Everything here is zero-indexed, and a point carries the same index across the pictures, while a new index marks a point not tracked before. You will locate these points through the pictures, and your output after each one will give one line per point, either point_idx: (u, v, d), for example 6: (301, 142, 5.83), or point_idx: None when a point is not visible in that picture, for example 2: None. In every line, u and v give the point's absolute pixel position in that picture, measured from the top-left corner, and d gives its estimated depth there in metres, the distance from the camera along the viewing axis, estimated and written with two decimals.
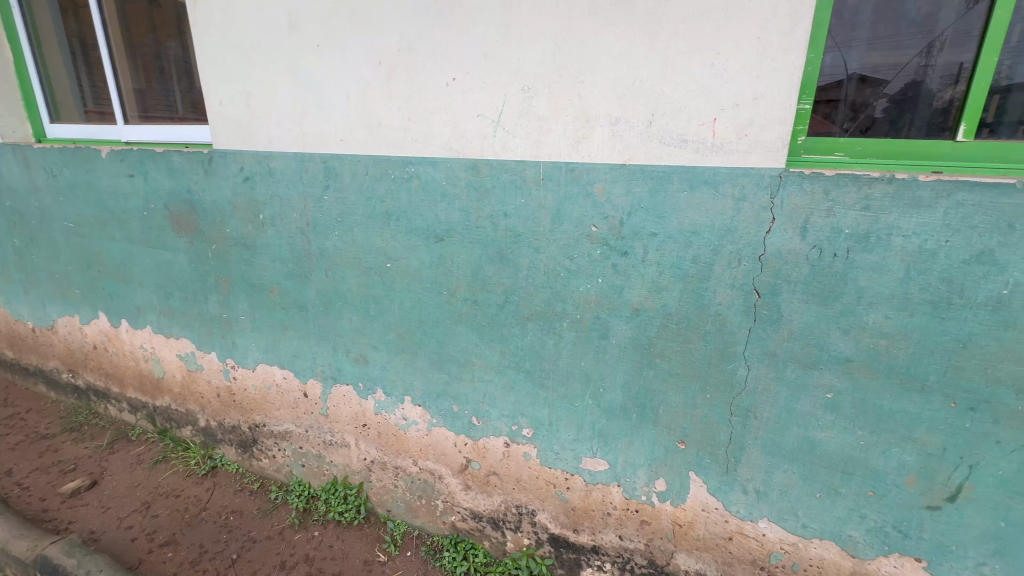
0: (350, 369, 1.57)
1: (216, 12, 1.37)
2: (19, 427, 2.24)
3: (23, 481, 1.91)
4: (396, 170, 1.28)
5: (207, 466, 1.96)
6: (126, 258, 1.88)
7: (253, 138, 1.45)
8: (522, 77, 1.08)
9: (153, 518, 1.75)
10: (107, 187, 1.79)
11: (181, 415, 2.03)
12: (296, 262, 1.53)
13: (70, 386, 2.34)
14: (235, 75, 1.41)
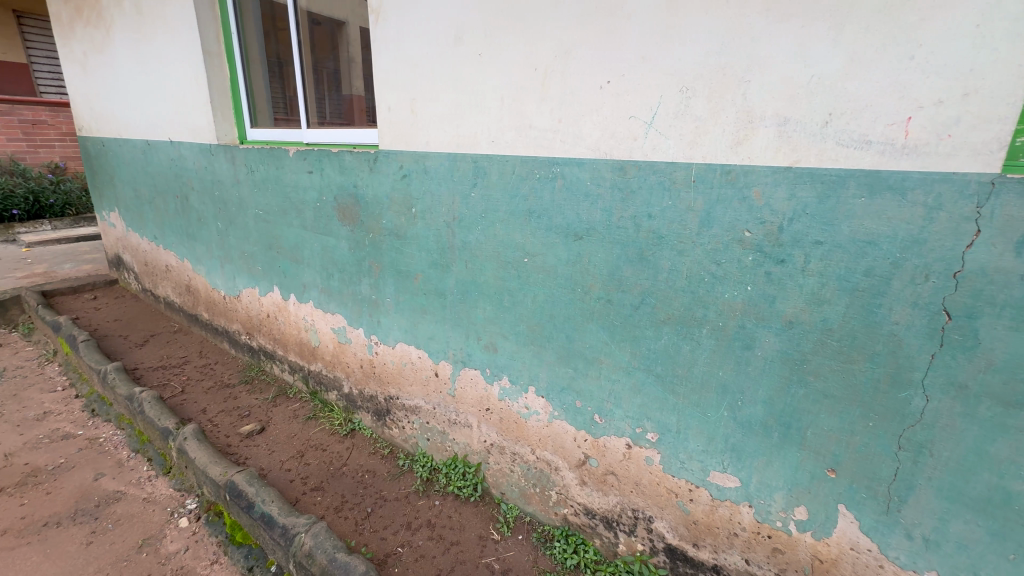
0: (480, 355, 1.68)
1: (392, 28, 1.54)
2: (210, 374, 2.75)
3: (213, 417, 2.34)
4: (542, 170, 1.34)
5: (347, 427, 2.24)
6: (299, 242, 2.21)
7: (413, 139, 1.61)
8: (680, 77, 1.07)
9: (306, 465, 2.04)
10: (291, 182, 2.12)
11: (329, 381, 2.33)
12: (440, 252, 1.67)
13: (246, 346, 2.81)
14: (404, 84, 1.58)
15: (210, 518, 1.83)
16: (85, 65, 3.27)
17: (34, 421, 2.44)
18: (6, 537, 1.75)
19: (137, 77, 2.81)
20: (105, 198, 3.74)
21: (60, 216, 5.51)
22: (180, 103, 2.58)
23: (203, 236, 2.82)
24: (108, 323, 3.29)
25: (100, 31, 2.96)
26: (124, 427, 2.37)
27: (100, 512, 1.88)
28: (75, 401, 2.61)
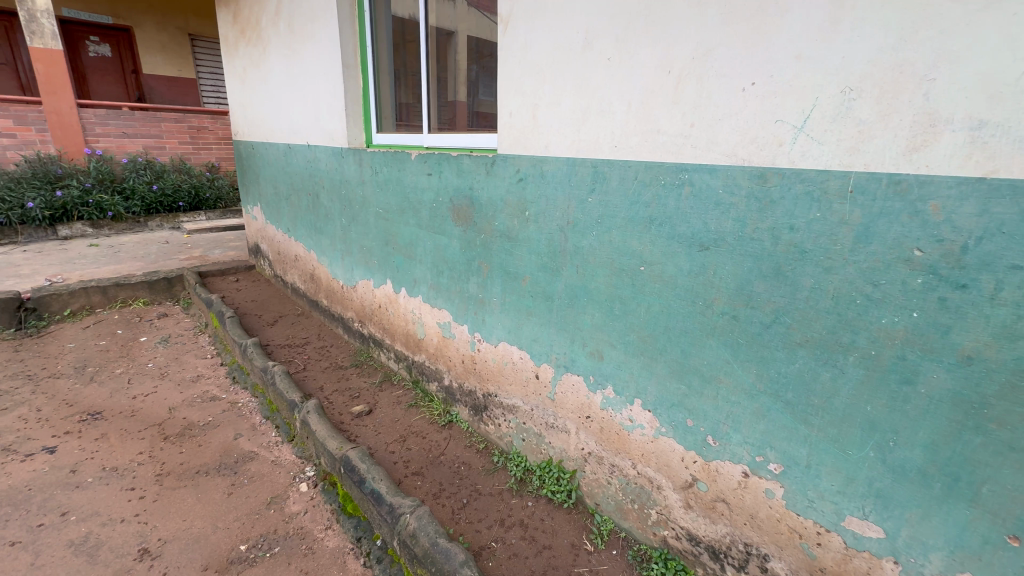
0: (584, 362, 1.66)
1: (520, 35, 1.59)
2: (326, 355, 3.03)
3: (329, 394, 2.58)
4: (669, 176, 1.29)
5: (446, 418, 2.34)
6: (414, 239, 2.35)
7: (532, 144, 1.64)
8: (843, 76, 0.97)
9: (408, 450, 2.16)
10: (411, 183, 2.27)
11: (431, 372, 2.45)
12: (550, 256, 1.68)
13: (358, 333, 3.06)
14: (527, 90, 1.62)
15: (325, 486, 2.01)
16: (243, 78, 3.78)
17: (190, 382, 2.87)
18: (169, 479, 2.08)
19: (285, 88, 3.19)
20: (250, 193, 4.29)
21: (213, 208, 6.44)
22: (320, 110, 2.87)
23: (328, 230, 3.12)
24: (247, 303, 3.77)
25: (258, 48, 3.41)
26: (258, 395, 2.70)
27: (238, 468, 2.16)
28: (220, 369, 3.03)
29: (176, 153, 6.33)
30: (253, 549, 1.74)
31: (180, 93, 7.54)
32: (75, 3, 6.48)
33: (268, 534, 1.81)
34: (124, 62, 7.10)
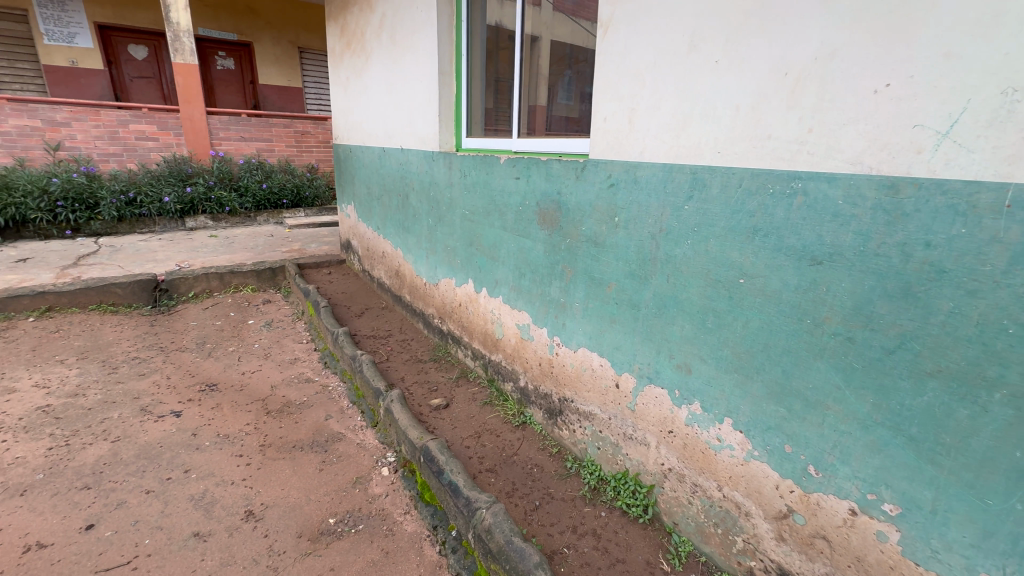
0: (669, 374, 1.61)
1: (620, 40, 1.57)
2: (407, 348, 3.18)
3: (410, 385, 2.71)
4: (779, 185, 1.22)
5: (520, 419, 2.37)
6: (498, 241, 2.40)
7: (627, 149, 1.62)
8: (1004, 76, 0.86)
9: (483, 446, 2.21)
10: (498, 186, 2.33)
11: (507, 372, 2.49)
12: (639, 264, 1.64)
13: (437, 329, 3.18)
14: (624, 94, 1.60)
15: (405, 473, 2.12)
16: (346, 86, 4.08)
17: (289, 364, 3.15)
18: (270, 450, 2.29)
19: (384, 95, 3.40)
20: (345, 193, 4.62)
21: (311, 206, 7.02)
22: (414, 115, 3.03)
23: (415, 229, 3.28)
24: (338, 294, 4.06)
25: (361, 58, 3.67)
26: (346, 380, 2.90)
27: (328, 446, 2.33)
28: (314, 354, 3.29)
29: (283, 155, 6.98)
30: (341, 524, 1.87)
31: (288, 100, 8.32)
32: (208, 22, 7.36)
33: (354, 511, 1.94)
34: (245, 73, 7.93)
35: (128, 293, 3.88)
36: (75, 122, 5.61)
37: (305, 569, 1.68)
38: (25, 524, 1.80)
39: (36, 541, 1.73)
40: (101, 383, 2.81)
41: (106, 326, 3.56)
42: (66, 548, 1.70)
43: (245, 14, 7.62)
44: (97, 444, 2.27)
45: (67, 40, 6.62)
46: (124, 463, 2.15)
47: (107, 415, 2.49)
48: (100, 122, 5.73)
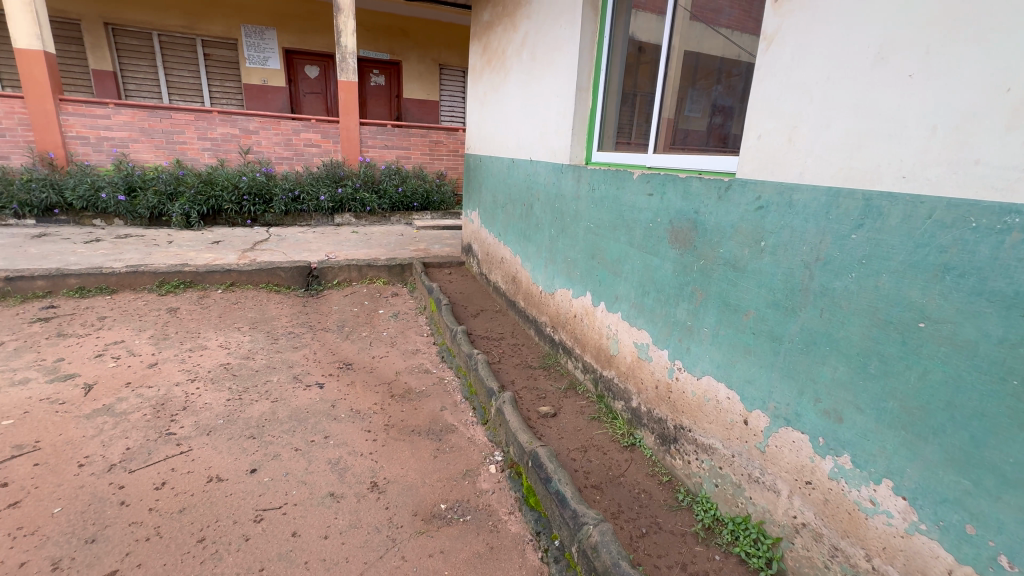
0: (814, 420, 1.45)
1: (786, 54, 1.47)
2: (518, 352, 3.27)
3: (520, 388, 2.78)
4: (984, 218, 1.05)
5: (628, 440, 2.30)
6: (622, 256, 2.38)
7: (783, 169, 1.50)
8: None
9: (589, 461, 2.18)
10: (628, 202, 2.30)
11: (619, 390, 2.44)
12: (786, 294, 1.51)
13: (548, 337, 3.23)
14: (785, 110, 1.49)
15: (511, 473, 2.18)
16: (483, 100, 4.35)
17: (411, 354, 3.43)
18: (393, 430, 2.52)
19: (519, 108, 3.57)
20: (471, 199, 4.92)
21: (437, 209, 7.58)
22: (547, 129, 3.14)
23: (536, 239, 3.38)
24: (457, 293, 4.31)
25: (500, 74, 3.89)
26: (460, 376, 3.07)
27: (442, 436, 2.49)
28: (433, 348, 3.54)
29: (417, 162, 7.64)
30: (451, 511, 1.99)
31: (425, 113, 9.09)
32: (368, 44, 8.36)
33: (463, 501, 2.05)
34: (392, 88, 8.84)
35: (288, 276, 4.55)
36: (261, 131, 6.73)
37: (418, 546, 1.81)
38: (209, 459, 2.20)
39: (216, 474, 2.10)
40: (265, 350, 3.33)
41: (271, 303, 4.20)
42: (236, 485, 2.05)
43: (398, 36, 8.51)
44: (261, 402, 2.69)
45: (262, 62, 7.99)
46: (280, 421, 2.52)
47: (268, 378, 2.94)
48: (279, 131, 6.80)
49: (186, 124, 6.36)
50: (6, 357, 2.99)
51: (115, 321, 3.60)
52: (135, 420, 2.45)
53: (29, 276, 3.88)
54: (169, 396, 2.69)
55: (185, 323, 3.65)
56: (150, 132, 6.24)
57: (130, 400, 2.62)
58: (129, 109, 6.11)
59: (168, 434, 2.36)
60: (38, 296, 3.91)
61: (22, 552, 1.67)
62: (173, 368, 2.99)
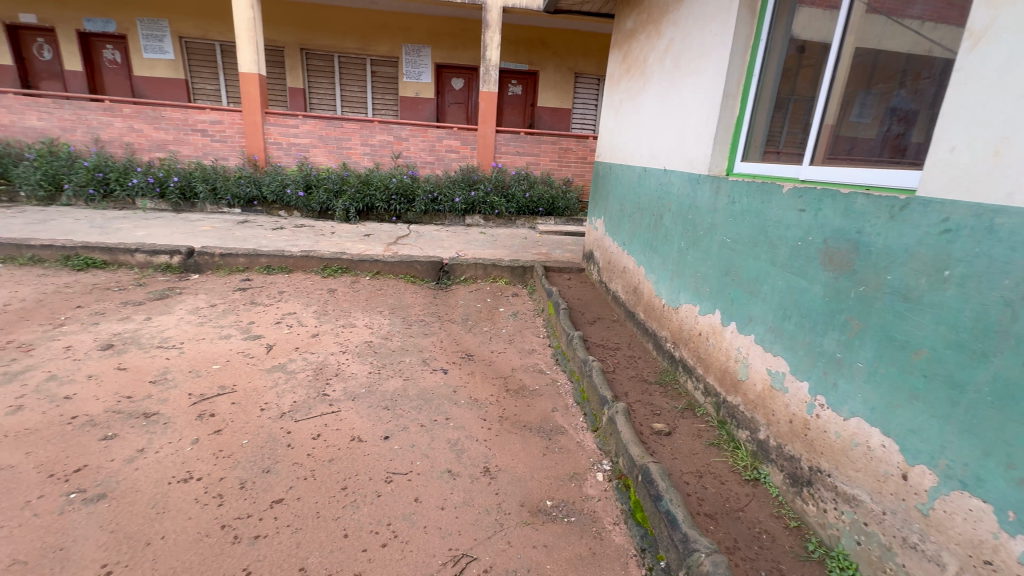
0: (1002, 488, 1.21)
1: (1000, 53, 1.25)
2: (634, 364, 3.20)
3: (633, 401, 2.72)
4: None
5: (752, 474, 2.13)
6: (761, 276, 2.20)
7: (982, 189, 1.28)
8: None
9: (704, 488, 2.07)
10: (774, 218, 2.13)
11: (745, 419, 2.26)
12: (975, 334, 1.29)
13: (668, 353, 3.10)
14: (993, 119, 1.26)
15: (619, 485, 2.16)
16: (618, 109, 4.34)
17: (527, 353, 3.56)
18: (506, 422, 2.65)
19: (657, 117, 3.50)
20: (596, 207, 4.92)
21: (561, 215, 7.68)
22: (686, 137, 3.03)
23: (663, 250, 3.28)
24: (575, 298, 4.35)
25: (639, 82, 3.85)
26: (573, 380, 3.11)
27: (552, 436, 2.56)
28: (548, 350, 3.62)
29: (546, 168, 7.85)
30: (556, 509, 2.04)
31: (557, 120, 9.29)
32: (509, 57, 8.84)
33: (568, 502, 2.09)
34: (528, 97, 9.22)
35: (424, 270, 5.03)
36: (411, 138, 7.51)
37: (522, 535, 1.89)
38: (353, 421, 2.55)
39: (357, 435, 2.44)
40: (401, 333, 3.74)
41: (407, 292, 4.68)
42: (373, 447, 2.35)
43: (538, 47, 8.84)
44: (395, 378, 3.03)
45: (417, 77, 8.92)
46: (410, 398, 2.82)
47: (402, 359, 3.30)
48: (426, 138, 7.53)
49: (353, 132, 7.37)
50: (216, 316, 3.79)
51: (290, 295, 4.34)
52: (301, 379, 2.94)
53: (234, 254, 4.86)
54: (326, 363, 3.17)
55: (341, 303, 4.25)
56: (325, 139, 7.36)
57: (297, 362, 3.15)
58: (312, 119, 7.28)
59: (324, 394, 2.79)
60: (239, 270, 4.86)
61: (222, 469, 2.13)
62: (329, 340, 3.51)
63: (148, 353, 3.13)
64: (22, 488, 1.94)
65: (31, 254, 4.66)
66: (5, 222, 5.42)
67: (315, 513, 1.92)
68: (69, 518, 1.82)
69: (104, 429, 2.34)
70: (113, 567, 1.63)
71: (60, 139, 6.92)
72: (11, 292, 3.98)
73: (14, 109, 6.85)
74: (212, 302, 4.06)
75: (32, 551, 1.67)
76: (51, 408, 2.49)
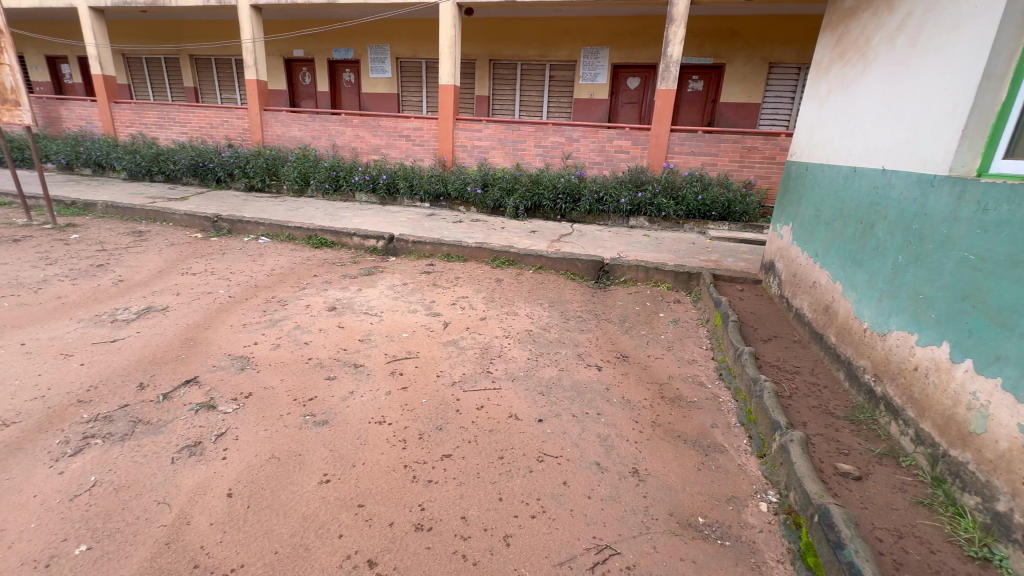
0: None
1: None
2: (818, 393, 2.78)
3: (813, 433, 2.38)
4: None
5: (979, 550, 1.70)
6: (1022, 304, 1.73)
7: None
8: None
9: (905, 550, 1.72)
10: None
11: (976, 482, 1.81)
12: None
13: (866, 388, 2.62)
14: None
15: (787, 521, 1.93)
16: (823, 101, 3.76)
17: (687, 362, 3.36)
18: (659, 428, 2.57)
19: (878, 107, 2.96)
20: (781, 213, 4.36)
21: (737, 221, 6.97)
22: (920, 130, 2.51)
23: (871, 265, 2.77)
24: (747, 311, 3.94)
25: (856, 68, 3.30)
26: (737, 399, 2.85)
27: (709, 452, 2.39)
28: (710, 363, 3.37)
29: (724, 169, 7.23)
30: (708, 528, 1.93)
31: (742, 116, 8.47)
32: (693, 51, 8.36)
33: (723, 524, 1.95)
34: (709, 93, 8.61)
35: (584, 268, 5.12)
36: (582, 139, 7.68)
37: (669, 545, 1.84)
38: (511, 400, 2.77)
39: (515, 413, 2.64)
40: (558, 326, 3.89)
41: (567, 288, 4.83)
42: (527, 427, 2.52)
43: (727, 38, 8.16)
44: (551, 367, 3.18)
45: (593, 79, 9.06)
46: (563, 388, 2.93)
47: (559, 350, 3.44)
48: (596, 139, 7.61)
49: (528, 135, 7.85)
50: (407, 293, 4.46)
51: (464, 281, 4.86)
52: (470, 355, 3.29)
53: (424, 242, 5.62)
54: (490, 344, 3.49)
55: (506, 292, 4.60)
56: (504, 141, 7.99)
57: (467, 340, 3.53)
58: (494, 124, 7.98)
59: (488, 372, 3.08)
60: (425, 256, 5.62)
61: (407, 420, 2.53)
62: (495, 324, 3.84)
63: (358, 317, 3.86)
64: (278, 405, 2.59)
65: (288, 233, 6.09)
66: (273, 208, 7.17)
67: (476, 473, 2.15)
68: (304, 434, 2.37)
69: (328, 371, 2.98)
70: (331, 477, 2.09)
71: (311, 145, 8.85)
72: (275, 260, 5.28)
73: (286, 122, 8.98)
74: (404, 281, 4.79)
75: (282, 452, 2.23)
76: (296, 349, 3.25)
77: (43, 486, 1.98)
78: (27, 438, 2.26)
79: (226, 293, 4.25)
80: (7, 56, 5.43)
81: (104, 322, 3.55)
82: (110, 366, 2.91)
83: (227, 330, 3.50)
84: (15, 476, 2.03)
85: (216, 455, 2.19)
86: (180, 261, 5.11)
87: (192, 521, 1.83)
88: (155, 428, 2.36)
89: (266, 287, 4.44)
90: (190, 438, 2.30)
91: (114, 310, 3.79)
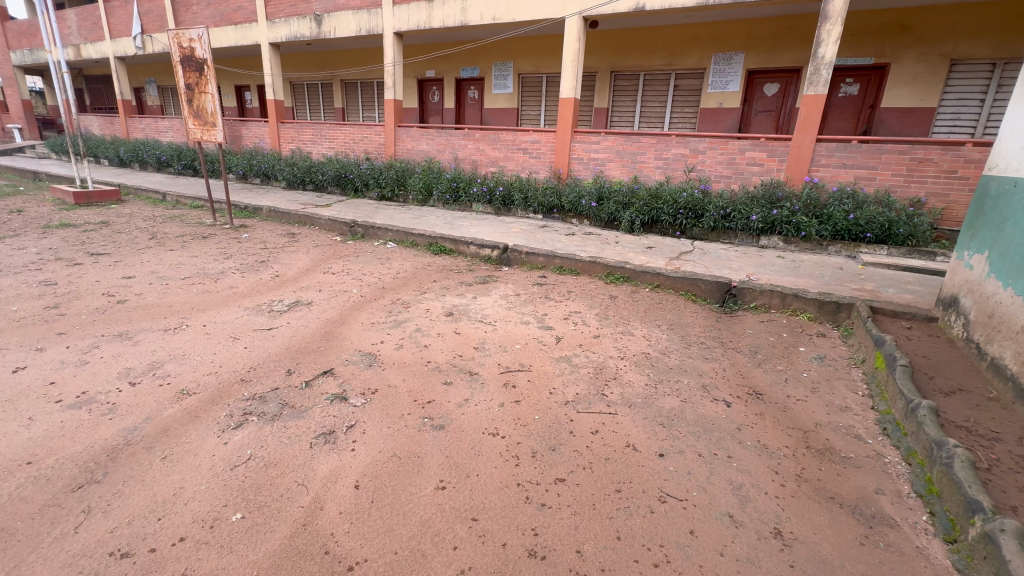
0: None
1: None
2: None
3: None
4: None
5: None
6: None
7: None
8: None
9: None
10: None
11: None
12: None
13: None
14: None
15: None
16: None
17: (838, 410, 2.86)
18: (806, 485, 2.20)
19: None
20: (969, 238, 3.58)
21: (900, 245, 5.93)
22: None
23: None
24: (918, 355, 3.28)
25: None
26: (912, 464, 2.34)
27: (874, 524, 1.98)
28: (870, 413, 2.83)
29: (884, 184, 6.22)
30: None
31: (910, 123, 7.24)
32: (848, 51, 7.37)
33: None
34: (867, 97, 7.52)
35: (708, 290, 4.71)
36: (709, 150, 7.16)
37: None
38: (628, 429, 2.58)
39: (632, 443, 2.45)
40: (678, 351, 3.59)
41: (687, 310, 4.48)
42: (647, 461, 2.32)
43: (895, 33, 7.05)
44: (671, 397, 2.93)
45: (723, 86, 8.45)
46: (686, 422, 2.67)
47: (680, 379, 3.16)
48: (726, 150, 7.04)
49: (649, 146, 7.54)
50: (519, 303, 4.48)
51: (577, 296, 4.75)
52: (583, 374, 3.17)
53: (537, 253, 5.65)
54: (605, 365, 3.33)
55: (621, 310, 4.40)
56: (622, 153, 7.77)
57: (580, 358, 3.42)
58: (613, 136, 7.80)
59: (603, 394, 2.93)
60: (538, 268, 5.63)
61: (519, 435, 2.49)
62: (609, 343, 3.67)
63: (473, 324, 3.95)
64: (400, 404, 2.72)
65: (412, 239, 6.53)
66: (400, 216, 7.77)
67: (592, 504, 2.02)
68: (422, 436, 2.44)
69: (445, 376, 3.07)
70: (447, 485, 2.11)
71: (436, 158, 9.47)
72: (400, 264, 5.67)
73: (416, 137, 9.73)
74: (517, 291, 4.83)
75: (403, 452, 2.31)
76: (416, 351, 3.41)
77: (214, 453, 2.28)
78: (203, 408, 2.64)
79: (359, 293, 4.65)
80: (211, 87, 6.59)
81: (263, 311, 4.08)
82: (266, 352, 3.32)
83: (358, 327, 3.81)
84: (193, 440, 2.37)
85: (346, 446, 2.34)
86: (323, 261, 5.72)
87: (324, 507, 1.97)
88: (297, 413, 2.61)
89: (392, 290, 4.77)
90: (326, 426, 2.50)
91: (271, 301, 4.35)
